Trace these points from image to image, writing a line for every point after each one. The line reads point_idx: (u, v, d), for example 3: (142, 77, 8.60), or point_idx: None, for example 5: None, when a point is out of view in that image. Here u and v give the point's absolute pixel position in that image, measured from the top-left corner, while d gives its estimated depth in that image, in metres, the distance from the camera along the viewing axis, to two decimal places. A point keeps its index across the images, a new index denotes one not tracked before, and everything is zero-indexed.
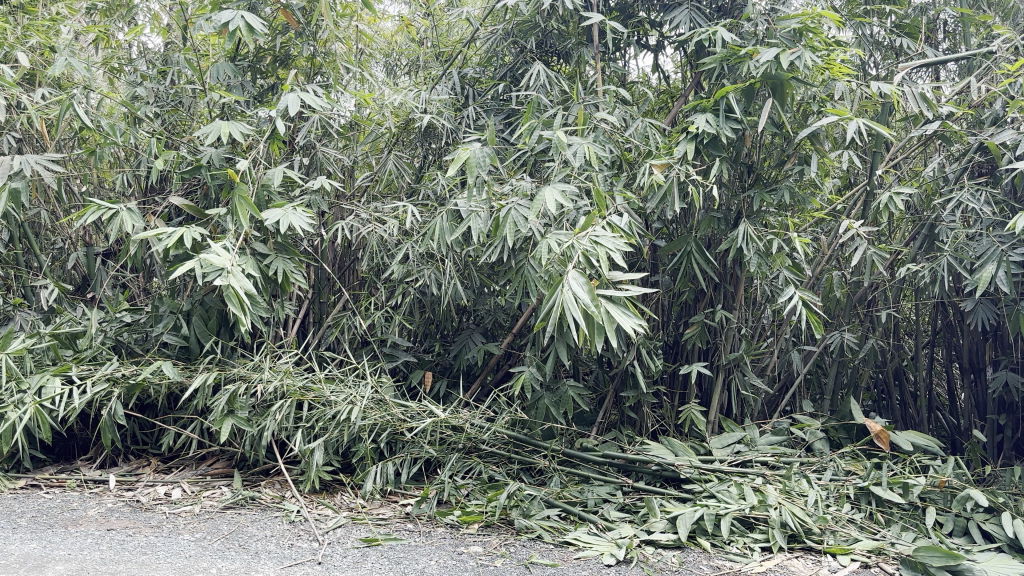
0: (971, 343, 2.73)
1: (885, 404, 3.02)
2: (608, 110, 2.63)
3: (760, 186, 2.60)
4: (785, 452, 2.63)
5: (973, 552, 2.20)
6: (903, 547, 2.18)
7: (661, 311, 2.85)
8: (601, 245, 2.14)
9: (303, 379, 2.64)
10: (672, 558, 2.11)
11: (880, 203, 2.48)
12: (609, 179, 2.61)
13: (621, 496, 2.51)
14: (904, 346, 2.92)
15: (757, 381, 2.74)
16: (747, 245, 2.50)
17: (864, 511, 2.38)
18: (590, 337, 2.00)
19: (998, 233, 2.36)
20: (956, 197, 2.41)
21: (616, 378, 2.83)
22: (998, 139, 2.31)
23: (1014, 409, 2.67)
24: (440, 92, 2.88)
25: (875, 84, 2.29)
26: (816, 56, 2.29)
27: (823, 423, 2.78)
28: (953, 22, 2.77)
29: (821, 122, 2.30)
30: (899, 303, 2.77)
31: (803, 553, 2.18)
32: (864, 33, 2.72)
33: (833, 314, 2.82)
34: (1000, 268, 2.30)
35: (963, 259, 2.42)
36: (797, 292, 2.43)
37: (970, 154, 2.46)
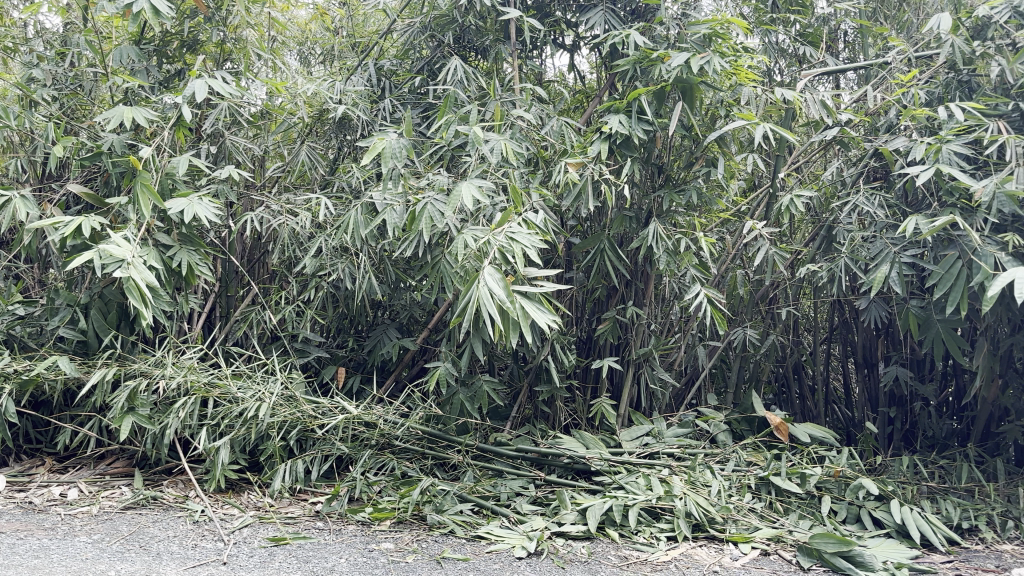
0: (864, 339, 2.83)
1: (783, 397, 3.03)
2: (524, 108, 2.66)
3: (669, 186, 2.68)
4: (691, 444, 2.70)
5: (864, 537, 2.31)
6: (800, 534, 2.29)
7: (575, 307, 2.90)
8: (517, 241, 2.20)
9: (208, 375, 2.56)
10: (581, 549, 2.16)
11: (782, 204, 2.58)
12: (526, 176, 2.63)
13: (533, 489, 2.55)
14: (803, 341, 2.97)
15: (665, 376, 2.79)
16: (657, 244, 2.56)
17: (764, 500, 2.48)
18: (505, 332, 2.03)
19: (891, 235, 2.46)
20: (852, 201, 2.51)
21: (530, 372, 2.82)
22: (892, 146, 2.43)
23: (903, 402, 2.79)
24: (355, 83, 2.84)
25: (779, 90, 2.40)
26: (724, 62, 2.39)
27: (726, 415, 2.87)
28: (852, 33, 2.85)
29: (729, 125, 2.41)
30: (799, 300, 2.86)
31: (706, 541, 2.27)
32: (771, 40, 2.74)
33: (736, 311, 2.88)
34: (894, 268, 2.39)
35: (859, 260, 2.53)
36: (704, 290, 2.51)
37: (867, 160, 2.57)
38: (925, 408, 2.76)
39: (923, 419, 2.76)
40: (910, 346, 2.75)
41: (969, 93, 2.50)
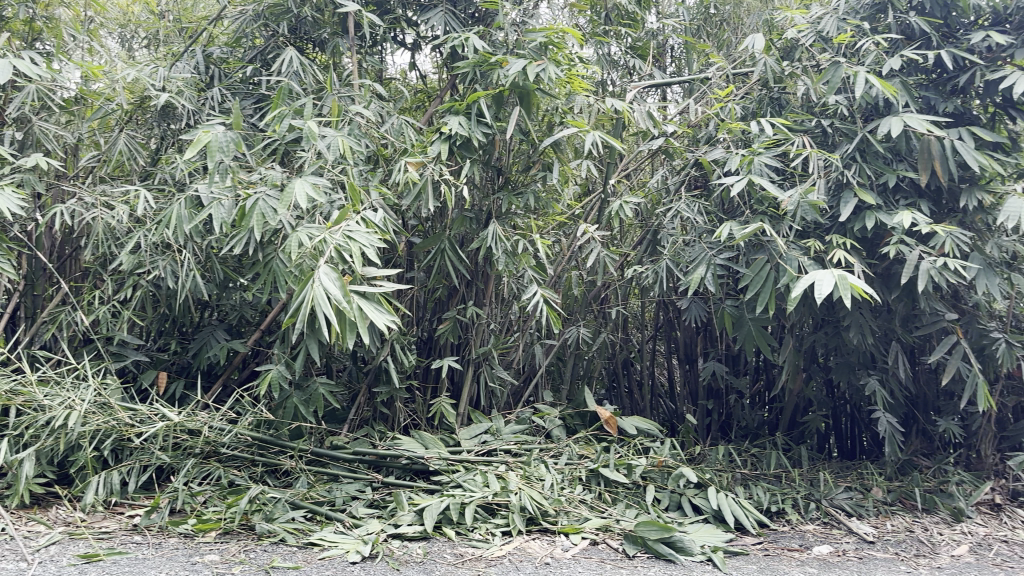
0: (685, 336, 3.00)
1: (614, 392, 3.11)
2: (362, 104, 2.61)
3: (508, 189, 2.71)
4: (527, 439, 2.74)
5: (684, 523, 2.43)
6: (627, 522, 2.40)
7: (416, 307, 2.82)
8: (354, 240, 2.16)
9: (10, 382, 2.38)
10: (417, 549, 2.16)
11: (612, 209, 2.68)
12: (365, 174, 2.56)
13: (370, 492, 2.52)
14: (631, 338, 3.07)
15: (503, 374, 2.81)
16: (496, 245, 2.58)
17: (594, 491, 2.56)
18: (342, 334, 2.00)
19: (708, 241, 2.62)
20: (674, 207, 2.66)
21: (370, 373, 2.74)
22: (711, 156, 2.58)
23: (720, 395, 2.98)
24: (181, 69, 2.71)
25: (609, 100, 2.50)
26: (559, 70, 2.46)
27: (560, 410, 2.92)
28: (679, 49, 2.98)
29: (562, 132, 2.48)
30: (627, 301, 2.97)
31: (539, 534, 2.34)
32: (604, 52, 2.83)
33: (571, 311, 2.96)
34: (709, 270, 2.54)
35: (680, 263, 2.68)
36: (539, 290, 2.57)
37: (688, 168, 2.73)
38: (739, 401, 2.96)
39: (737, 410, 2.96)
40: (725, 342, 2.96)
41: (779, 109, 2.64)
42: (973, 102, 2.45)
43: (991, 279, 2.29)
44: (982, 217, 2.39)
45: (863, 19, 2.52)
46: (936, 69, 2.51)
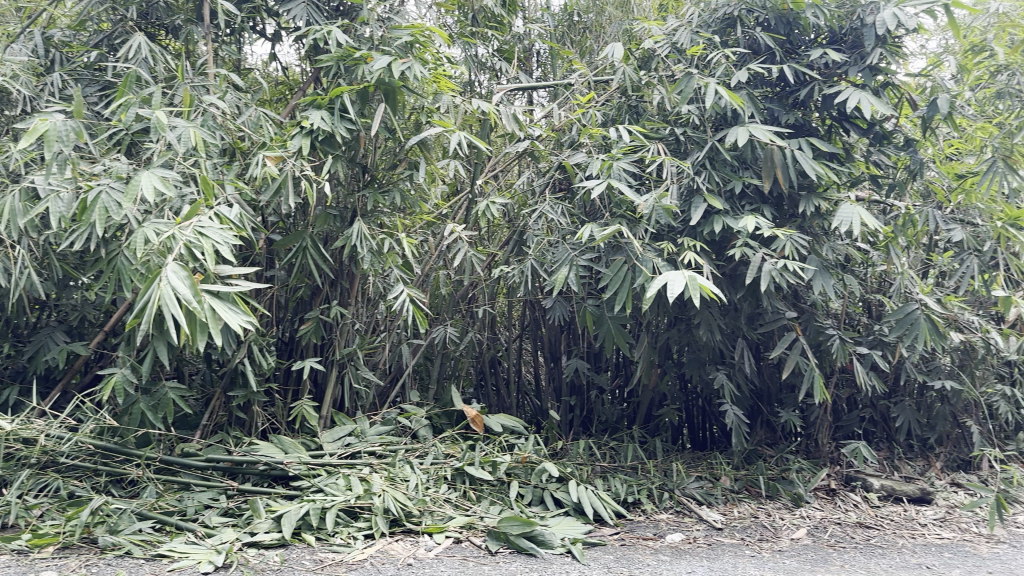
0: (550, 334, 3.07)
1: (482, 391, 3.11)
2: (217, 95, 2.51)
3: (374, 187, 2.63)
4: (392, 441, 2.68)
5: (546, 517, 2.46)
6: (491, 519, 2.42)
7: (276, 307, 2.73)
8: (206, 236, 2.07)
9: None
10: (274, 556, 2.09)
11: (478, 210, 2.68)
12: (220, 168, 2.46)
13: (225, 500, 2.42)
14: (499, 338, 3.10)
15: (369, 375, 2.73)
16: (361, 244, 2.47)
17: (458, 490, 2.55)
18: (191, 334, 1.91)
19: (571, 241, 2.64)
20: (538, 209, 2.69)
21: (225, 377, 2.64)
22: (573, 159, 2.62)
23: (581, 391, 3.05)
24: (15, 51, 2.53)
25: (475, 100, 2.51)
26: (424, 69, 2.45)
27: (427, 410, 2.86)
28: (544, 53, 3.06)
29: (428, 131, 2.45)
30: (495, 300, 2.99)
31: (403, 535, 2.32)
32: (471, 53, 2.81)
33: (438, 310, 2.91)
34: (571, 270, 2.56)
35: (544, 263, 2.70)
36: (406, 289, 2.53)
37: (551, 171, 2.77)
38: (599, 397, 3.02)
39: (597, 406, 3.02)
40: (587, 340, 3.05)
41: (636, 117, 2.70)
42: (812, 114, 2.51)
43: (826, 280, 2.41)
44: (818, 223, 2.52)
45: (715, 33, 2.58)
46: (780, 82, 2.57)
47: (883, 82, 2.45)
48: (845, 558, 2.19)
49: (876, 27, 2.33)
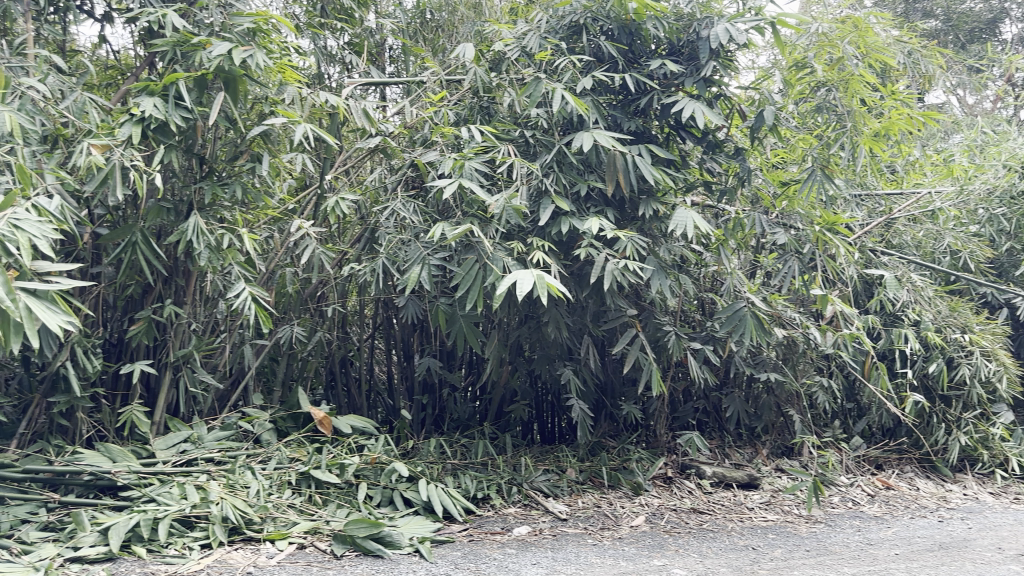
0: (401, 332, 3.01)
1: (332, 391, 3.03)
2: (36, 76, 2.32)
3: (212, 179, 2.50)
4: (232, 446, 2.57)
5: (394, 518, 2.40)
6: (337, 522, 2.35)
7: (102, 307, 2.56)
8: (22, 228, 1.87)
9: None
10: (99, 572, 1.95)
11: (327, 206, 2.57)
12: (38, 155, 2.26)
13: (44, 514, 2.23)
14: (350, 336, 3.00)
15: (207, 378, 2.60)
16: (197, 238, 2.34)
17: (303, 494, 2.46)
18: (2, 337, 1.74)
19: (424, 241, 2.54)
20: (389, 206, 2.56)
21: (44, 382, 2.44)
22: (425, 158, 2.53)
23: (433, 389, 3.01)
24: None
25: (320, 93, 2.45)
26: (267, 59, 2.35)
27: (271, 413, 2.77)
28: (396, 50, 3.02)
29: (271, 121, 2.36)
30: (345, 299, 2.85)
31: (242, 544, 2.21)
32: (319, 45, 2.76)
33: (284, 310, 2.82)
34: (424, 270, 2.46)
35: (397, 263, 2.57)
36: (247, 288, 2.40)
37: (404, 169, 2.67)
38: (451, 395, 3.02)
39: (449, 404, 3.02)
40: (440, 338, 2.99)
41: (488, 117, 2.71)
42: (652, 123, 2.59)
43: (663, 280, 2.50)
44: (658, 226, 2.60)
45: (563, 40, 2.62)
46: (623, 91, 2.64)
47: (715, 94, 2.54)
48: (680, 543, 2.31)
49: (710, 40, 2.42)
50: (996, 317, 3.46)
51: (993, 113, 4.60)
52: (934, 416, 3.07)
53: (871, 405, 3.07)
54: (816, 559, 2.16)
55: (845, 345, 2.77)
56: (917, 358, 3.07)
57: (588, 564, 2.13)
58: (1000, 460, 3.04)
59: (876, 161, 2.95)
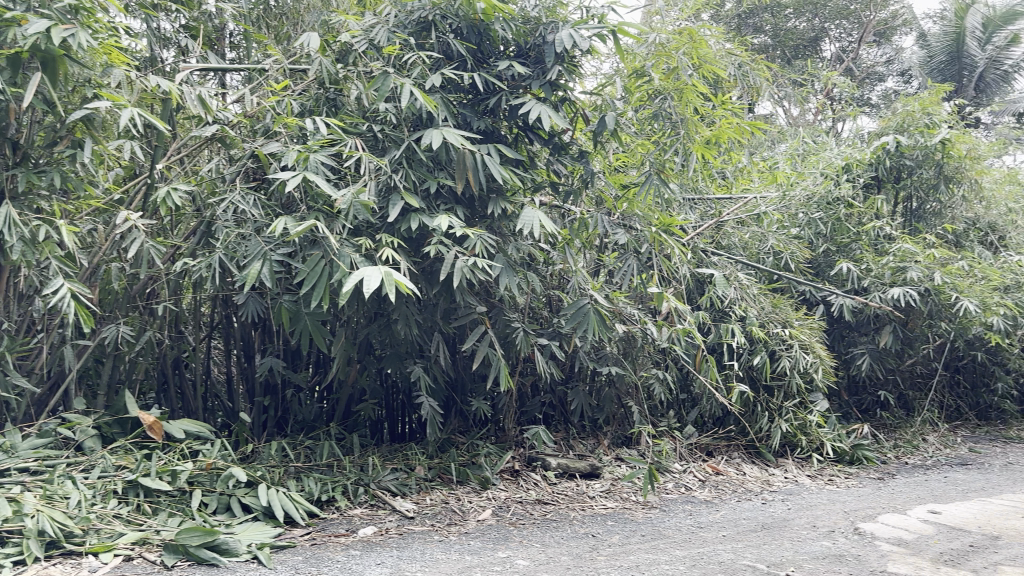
0: (240, 331, 2.86)
1: (164, 393, 2.86)
2: None
3: (27, 166, 2.31)
4: (50, 455, 2.36)
5: (231, 524, 2.31)
6: (168, 532, 2.22)
7: None
8: None
9: None
10: None
11: (157, 197, 2.42)
12: None
13: None
14: (186, 336, 2.83)
15: (21, 382, 2.39)
16: (8, 230, 2.16)
17: (131, 503, 2.31)
18: None
19: (265, 235, 2.41)
20: (227, 198, 2.44)
21: None
22: (267, 149, 2.42)
23: (276, 390, 2.89)
24: None
25: (151, 77, 2.31)
26: (91, 39, 2.15)
27: (95, 418, 2.57)
28: (237, 36, 2.90)
29: (94, 105, 2.19)
30: (179, 296, 2.70)
31: (61, 559, 2.04)
32: (153, 27, 2.61)
33: (108, 308, 2.61)
34: (265, 265, 2.32)
35: (235, 258, 2.44)
36: (67, 284, 2.22)
37: (244, 160, 2.53)
38: (296, 395, 2.91)
39: (293, 405, 2.90)
40: (283, 337, 2.89)
41: (334, 110, 2.60)
42: (502, 123, 2.62)
43: (511, 278, 2.52)
44: (506, 224, 2.61)
45: (411, 35, 2.59)
46: (472, 91, 2.65)
47: (561, 97, 2.61)
48: (524, 534, 2.35)
49: (555, 44, 2.47)
50: (813, 313, 3.78)
51: (812, 125, 5.02)
52: (757, 406, 3.28)
53: (702, 396, 3.26)
54: (651, 543, 2.26)
55: (678, 339, 2.94)
56: (742, 351, 3.28)
57: (433, 560, 2.12)
58: (816, 444, 3.33)
59: (707, 167, 3.23)
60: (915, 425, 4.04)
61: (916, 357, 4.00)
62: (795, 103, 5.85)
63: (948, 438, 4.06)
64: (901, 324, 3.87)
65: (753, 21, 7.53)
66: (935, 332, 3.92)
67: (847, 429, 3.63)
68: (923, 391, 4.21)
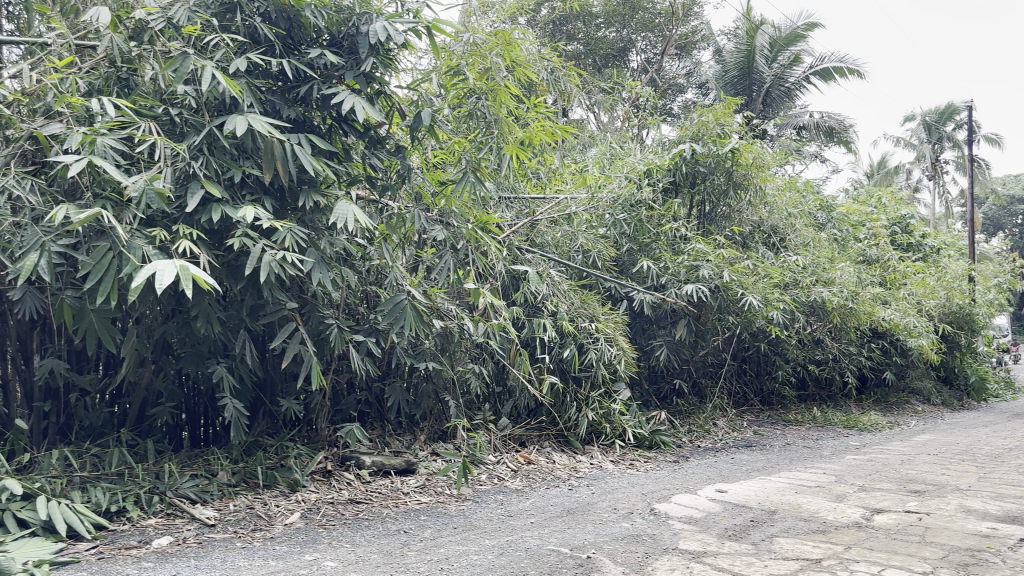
0: (16, 329, 2.51)
1: None
2: None
3: None
4: None
5: (5, 542, 2.02)
6: None
7: None
8: None
9: None
10: None
11: None
12: None
13: None
14: None
15: None
16: None
17: None
18: None
19: (42, 225, 2.20)
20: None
21: None
22: (48, 130, 2.24)
23: (58, 395, 2.60)
24: None
25: None
26: None
27: None
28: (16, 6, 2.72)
29: None
30: None
31: None
32: None
33: None
34: (43, 258, 2.12)
35: (10, 250, 2.18)
36: None
37: (20, 141, 2.29)
38: (81, 400, 2.66)
39: (79, 411, 2.65)
40: (67, 336, 2.62)
41: (127, 91, 2.44)
42: (314, 113, 2.55)
43: (325, 273, 2.41)
44: (318, 217, 2.53)
45: (214, 16, 2.47)
46: (281, 78, 2.56)
47: (376, 90, 2.58)
48: (333, 535, 2.28)
49: (369, 36, 2.42)
50: (618, 308, 4.01)
51: (621, 131, 5.33)
52: (567, 395, 3.45)
53: (516, 388, 3.35)
54: (461, 535, 2.28)
55: (494, 334, 3.05)
56: (553, 345, 3.43)
57: (233, 568, 1.98)
58: (619, 431, 3.56)
59: (522, 168, 3.39)
60: (706, 411, 4.39)
61: (708, 349, 4.34)
62: (605, 110, 6.19)
63: (734, 422, 4.46)
64: (695, 318, 4.19)
65: (566, 28, 8.53)
66: (724, 325, 4.23)
67: (647, 416, 3.94)
68: (714, 380, 4.58)
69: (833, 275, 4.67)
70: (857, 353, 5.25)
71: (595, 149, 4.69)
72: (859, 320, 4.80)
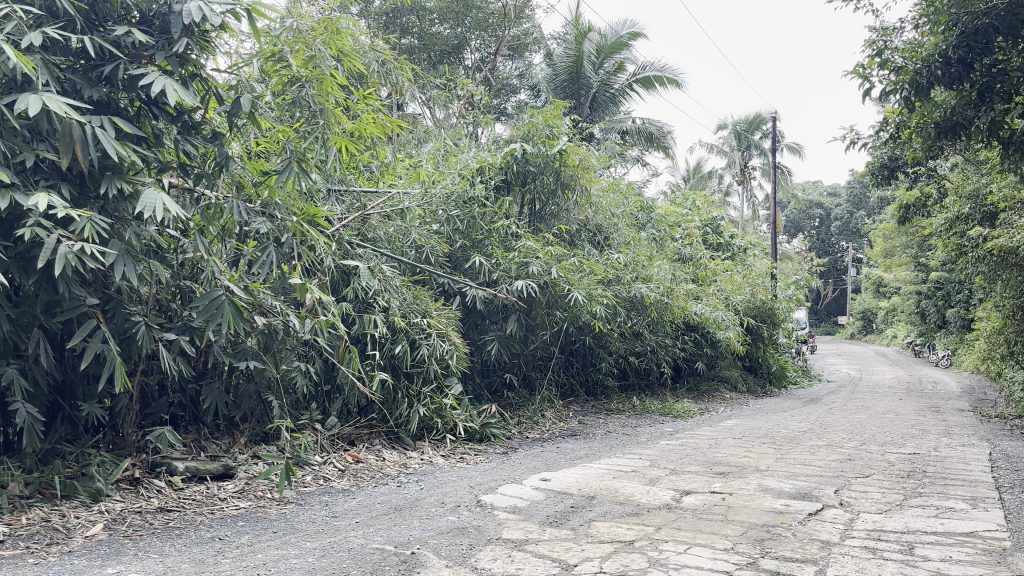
0: None
1: None
2: None
3: None
4: None
5: None
6: None
7: None
8: None
9: None
10: None
11: None
12: None
13: None
14: None
15: None
16: None
17: None
18: None
19: None
20: None
21: None
22: None
23: None
24: None
25: None
26: None
27: None
28: None
29: None
30: None
31: None
32: None
33: None
34: None
35: None
36: None
37: None
38: None
39: None
40: None
41: None
42: (119, 93, 2.37)
43: (129, 266, 2.26)
44: (123, 206, 2.36)
45: None
46: (82, 56, 2.37)
47: (190, 73, 2.44)
48: (139, 546, 2.14)
49: (182, 15, 2.28)
50: (450, 304, 4.05)
51: (453, 128, 5.38)
52: (398, 392, 3.44)
53: (346, 387, 3.30)
54: (281, 539, 2.21)
55: (322, 331, 3.00)
56: (385, 341, 3.40)
57: None
58: (450, 426, 3.61)
59: (350, 162, 3.32)
60: (534, 403, 4.54)
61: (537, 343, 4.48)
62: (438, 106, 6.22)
63: (559, 413, 4.63)
64: (526, 311, 4.28)
65: (400, 20, 8.48)
66: (552, 321, 4.39)
67: (477, 410, 4.00)
68: (543, 372, 4.74)
69: (650, 273, 4.97)
70: (671, 345, 5.63)
71: (428, 145, 4.70)
72: (673, 314, 5.14)
